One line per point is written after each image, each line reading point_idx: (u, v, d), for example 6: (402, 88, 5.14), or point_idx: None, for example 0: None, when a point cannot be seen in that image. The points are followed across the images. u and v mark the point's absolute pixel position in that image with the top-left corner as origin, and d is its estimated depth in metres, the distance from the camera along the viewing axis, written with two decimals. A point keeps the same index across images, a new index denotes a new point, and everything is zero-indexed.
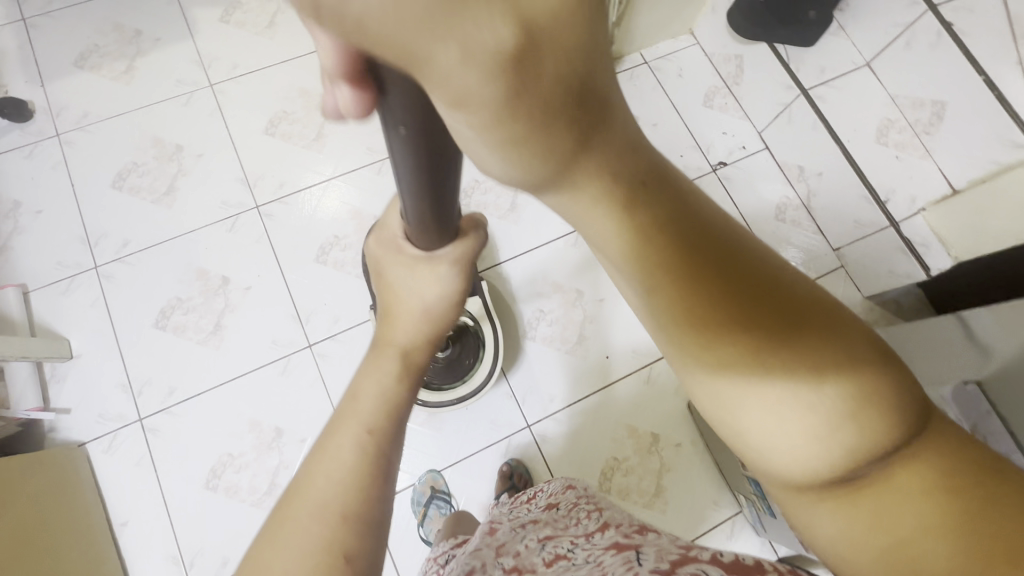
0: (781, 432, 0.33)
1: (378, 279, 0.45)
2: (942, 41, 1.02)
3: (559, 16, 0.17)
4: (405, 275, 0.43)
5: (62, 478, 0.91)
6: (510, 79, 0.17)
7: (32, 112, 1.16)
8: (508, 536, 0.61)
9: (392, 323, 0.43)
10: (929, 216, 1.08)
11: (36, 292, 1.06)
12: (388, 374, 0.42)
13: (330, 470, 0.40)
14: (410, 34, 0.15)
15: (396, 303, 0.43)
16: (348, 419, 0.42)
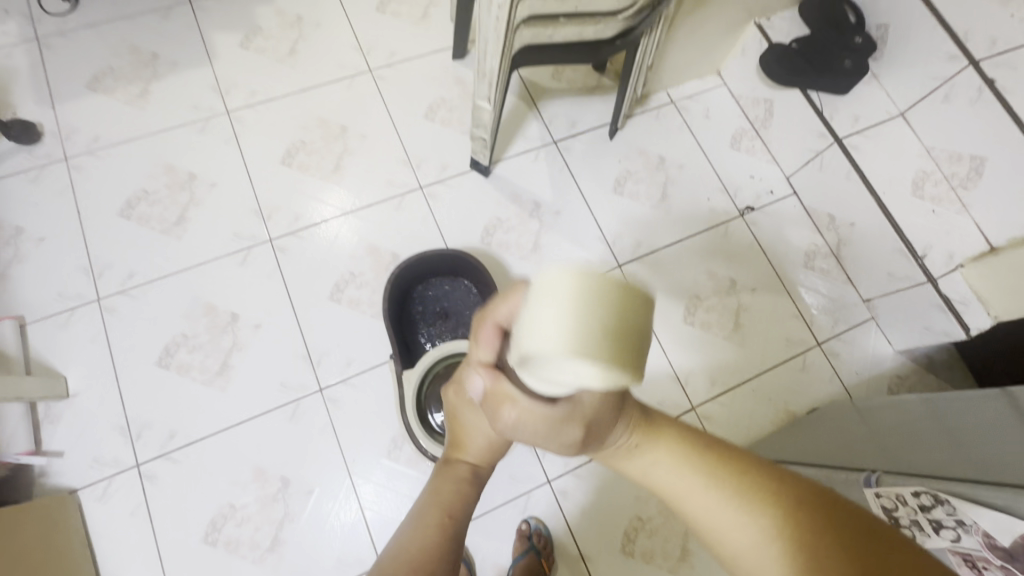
0: (760, 561, 0.43)
1: (450, 417, 0.61)
2: (982, 96, 0.93)
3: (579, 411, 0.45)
4: (474, 419, 0.57)
5: (51, 532, 0.85)
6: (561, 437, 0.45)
7: (40, 134, 1.12)
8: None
9: (463, 447, 0.59)
10: (969, 273, 0.98)
11: (34, 325, 1.01)
12: (462, 477, 0.58)
13: (413, 542, 0.51)
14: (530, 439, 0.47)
15: (470, 432, 0.58)
16: (431, 505, 0.55)
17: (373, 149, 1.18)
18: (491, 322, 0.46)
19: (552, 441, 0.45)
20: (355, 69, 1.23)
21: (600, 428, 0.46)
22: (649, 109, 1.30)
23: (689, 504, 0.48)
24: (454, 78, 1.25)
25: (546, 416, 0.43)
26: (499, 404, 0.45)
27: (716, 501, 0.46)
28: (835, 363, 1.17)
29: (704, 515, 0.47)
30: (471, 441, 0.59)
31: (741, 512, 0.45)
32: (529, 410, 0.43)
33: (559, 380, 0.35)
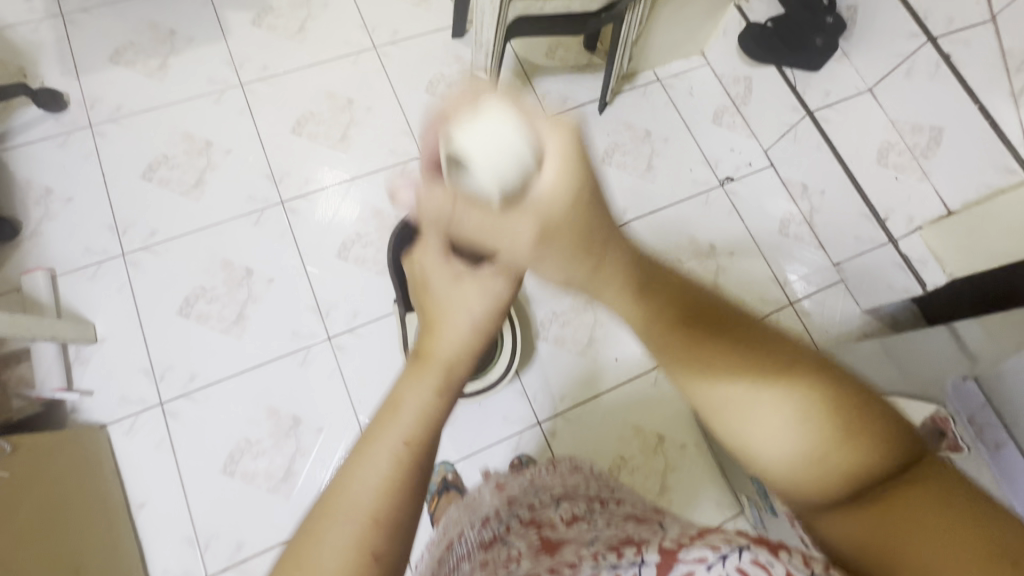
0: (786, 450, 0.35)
1: (418, 295, 0.42)
2: (940, 71, 1.01)
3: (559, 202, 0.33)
4: (449, 284, 0.39)
5: (83, 458, 0.93)
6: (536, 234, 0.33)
7: (67, 103, 1.20)
8: (516, 495, 0.72)
9: (436, 326, 0.39)
10: (927, 234, 1.09)
11: (64, 276, 1.09)
12: (429, 389, 0.37)
13: (365, 478, 0.35)
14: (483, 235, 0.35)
15: (442, 313, 0.39)
16: (388, 423, 0.36)
17: (377, 120, 1.26)
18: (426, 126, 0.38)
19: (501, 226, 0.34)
20: (360, 47, 1.31)
21: (574, 236, 0.33)
22: (636, 86, 1.39)
23: (699, 391, 0.37)
24: (453, 55, 1.33)
25: (493, 217, 0.34)
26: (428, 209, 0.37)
27: (732, 375, 0.36)
28: (805, 321, 1.26)
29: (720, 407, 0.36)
30: (449, 323, 0.39)
31: (770, 397, 0.35)
32: (470, 218, 0.35)
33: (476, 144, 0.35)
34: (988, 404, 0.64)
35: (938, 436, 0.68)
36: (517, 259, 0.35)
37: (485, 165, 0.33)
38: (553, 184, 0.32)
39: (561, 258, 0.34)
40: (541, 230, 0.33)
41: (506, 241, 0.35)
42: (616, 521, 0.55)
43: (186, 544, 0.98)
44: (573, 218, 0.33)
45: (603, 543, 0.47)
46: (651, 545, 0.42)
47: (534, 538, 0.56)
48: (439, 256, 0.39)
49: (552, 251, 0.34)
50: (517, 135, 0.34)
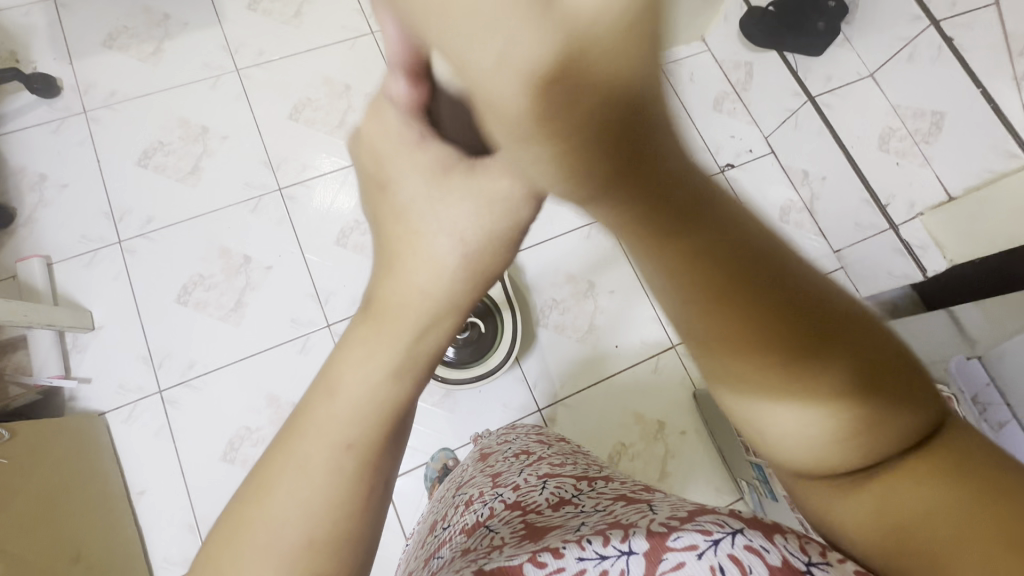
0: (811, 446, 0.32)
1: (377, 205, 0.36)
2: (942, 55, 0.98)
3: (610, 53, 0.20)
4: (429, 211, 0.33)
5: (82, 446, 0.93)
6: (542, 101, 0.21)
7: (59, 88, 1.18)
8: (502, 469, 0.65)
9: (404, 257, 0.34)
10: (928, 220, 1.09)
11: (59, 264, 1.08)
12: (380, 365, 0.33)
13: (299, 490, 0.33)
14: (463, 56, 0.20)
15: (412, 241, 0.33)
16: (314, 421, 0.34)
17: None
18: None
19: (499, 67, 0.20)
20: (357, 31, 1.29)
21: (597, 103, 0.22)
22: None
23: (734, 400, 0.33)
24: None
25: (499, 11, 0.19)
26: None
27: (753, 368, 0.31)
28: None
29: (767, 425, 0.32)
30: (409, 267, 0.33)
31: (795, 398, 0.31)
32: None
33: None
34: (992, 383, 0.64)
35: None
36: (507, 116, 0.22)
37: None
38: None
39: (561, 138, 0.23)
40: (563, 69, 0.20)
41: (487, 60, 0.20)
42: (606, 503, 0.48)
43: (187, 530, 0.98)
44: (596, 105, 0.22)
45: (590, 527, 0.41)
46: (639, 529, 0.38)
47: (518, 524, 0.49)
48: (409, 152, 0.33)
49: (562, 131, 0.22)
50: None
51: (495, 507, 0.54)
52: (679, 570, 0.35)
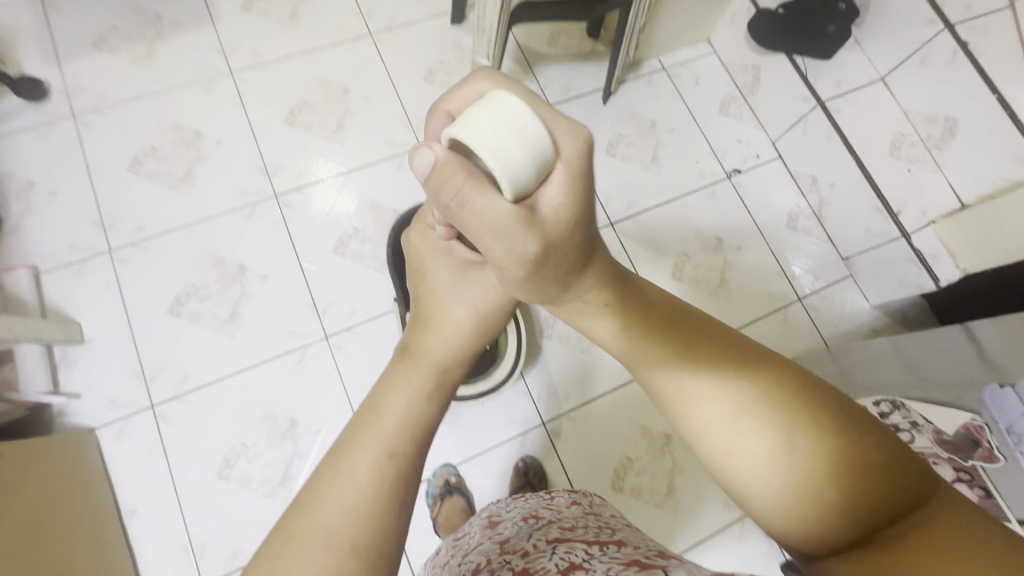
0: (746, 452, 0.39)
1: (418, 288, 0.51)
2: (956, 59, 0.96)
3: (562, 232, 0.39)
4: (449, 293, 0.48)
5: (71, 465, 0.90)
6: (531, 261, 0.40)
7: (48, 91, 1.14)
8: (509, 534, 0.53)
9: (430, 333, 0.47)
10: (940, 229, 1.06)
11: (48, 274, 1.04)
12: (418, 389, 0.43)
13: (347, 492, 0.38)
14: (483, 232, 0.38)
15: (437, 316, 0.48)
16: (369, 432, 0.40)
17: (374, 110, 1.21)
18: (443, 111, 0.43)
19: (505, 241, 0.38)
20: (355, 33, 1.26)
21: (562, 255, 0.40)
22: (641, 75, 1.34)
23: (654, 375, 0.44)
24: (452, 42, 1.28)
25: (507, 217, 0.38)
26: (441, 183, 0.37)
27: (688, 386, 0.42)
28: (814, 317, 1.23)
29: (680, 391, 0.43)
30: (441, 329, 0.47)
31: (724, 405, 0.40)
32: (481, 205, 0.37)
33: (505, 153, 0.37)
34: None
35: (970, 445, 0.56)
36: (505, 271, 0.41)
37: (500, 152, 0.37)
38: (553, 201, 0.39)
39: (541, 280, 0.42)
40: (545, 250, 0.39)
41: (500, 244, 0.39)
42: (618, 568, 0.39)
43: (180, 552, 0.94)
44: (560, 250, 0.40)
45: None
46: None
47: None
48: (440, 258, 0.50)
49: (536, 267, 0.40)
50: (540, 134, 0.38)
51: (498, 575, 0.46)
52: None
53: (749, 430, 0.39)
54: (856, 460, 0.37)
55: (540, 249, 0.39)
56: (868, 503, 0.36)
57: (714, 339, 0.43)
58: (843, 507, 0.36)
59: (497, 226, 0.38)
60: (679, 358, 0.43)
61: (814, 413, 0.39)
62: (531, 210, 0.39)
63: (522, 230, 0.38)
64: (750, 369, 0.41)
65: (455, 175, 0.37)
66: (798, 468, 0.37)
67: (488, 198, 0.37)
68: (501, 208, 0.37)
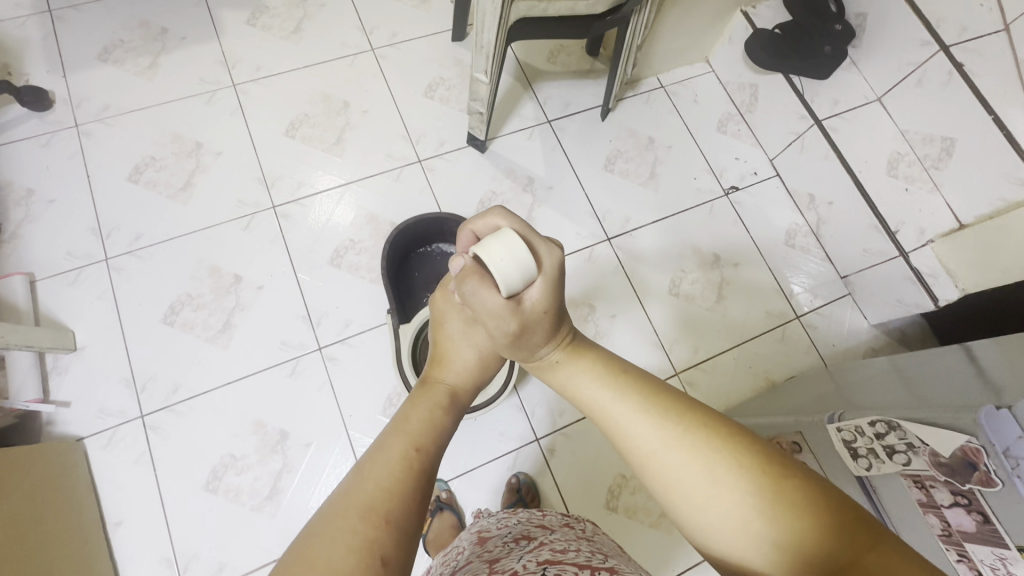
0: (705, 490, 0.41)
1: (436, 332, 0.58)
2: (952, 80, 0.97)
3: (541, 313, 0.51)
4: (456, 340, 0.56)
5: (58, 474, 0.89)
6: (518, 333, 0.51)
7: (52, 101, 1.16)
8: (499, 552, 0.50)
9: (442, 368, 0.54)
10: (939, 248, 1.05)
11: (43, 282, 1.04)
12: (433, 404, 0.48)
13: (382, 475, 0.38)
14: (488, 315, 0.51)
15: (447, 355, 0.55)
16: (399, 431, 0.43)
17: (374, 124, 1.23)
18: (469, 229, 0.54)
19: (501, 320, 0.50)
20: (357, 48, 1.28)
21: (539, 330, 0.52)
22: (639, 92, 1.36)
23: (618, 420, 0.47)
24: (453, 58, 1.30)
25: (502, 307, 0.50)
26: (464, 280, 0.50)
27: (649, 426, 0.45)
28: (812, 335, 1.22)
29: (623, 426, 0.46)
30: (451, 362, 0.55)
31: (681, 449, 0.43)
32: (482, 297, 0.50)
33: (505, 266, 0.48)
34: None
35: (966, 467, 0.53)
36: (497, 340, 0.53)
37: (500, 270, 0.48)
38: (535, 298, 0.50)
39: (525, 347, 0.53)
40: (523, 325, 0.51)
41: (497, 313, 0.50)
42: None
43: (164, 565, 0.92)
44: (539, 325, 0.51)
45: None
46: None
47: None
48: (456, 312, 0.57)
49: (521, 340, 0.52)
50: (528, 253, 0.48)
51: None
52: None
53: (707, 469, 0.41)
54: (803, 488, 0.40)
55: (521, 327, 0.51)
56: (804, 541, 0.38)
57: (669, 389, 0.48)
58: (779, 541, 0.38)
59: (498, 312, 0.50)
60: (637, 402, 0.46)
61: (761, 451, 0.42)
62: (518, 302, 0.50)
63: (511, 313, 0.50)
64: (703, 410, 0.45)
65: (471, 278, 0.50)
66: (729, 505, 0.40)
67: (491, 295, 0.49)
68: (494, 304, 0.49)
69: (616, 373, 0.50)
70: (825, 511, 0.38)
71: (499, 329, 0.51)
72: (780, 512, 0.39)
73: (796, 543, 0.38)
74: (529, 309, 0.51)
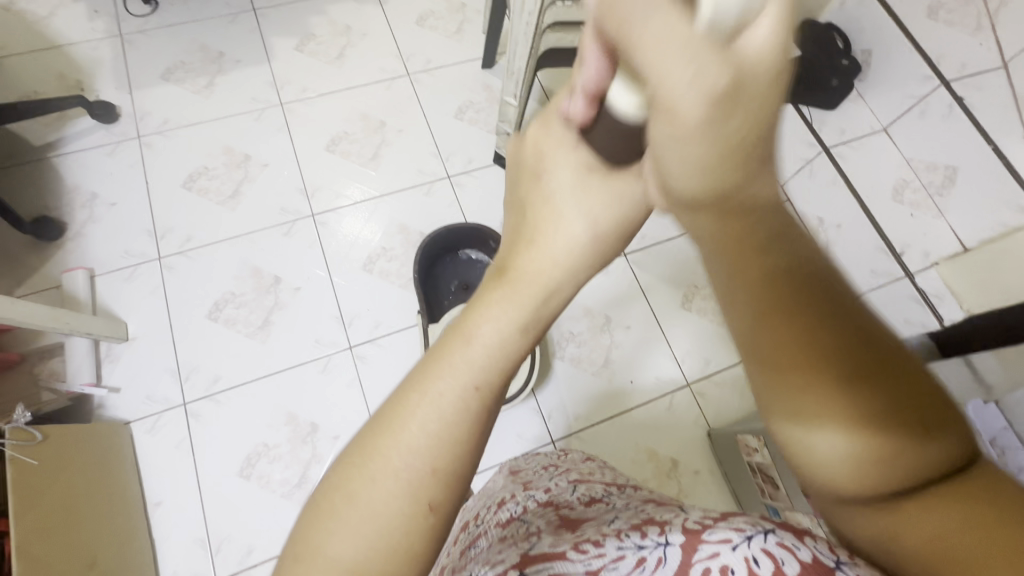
0: (837, 445, 0.32)
1: (519, 186, 0.43)
2: (953, 112, 1.04)
3: (760, 79, 0.27)
4: (557, 202, 0.40)
5: (106, 453, 0.95)
6: (713, 109, 0.27)
7: (118, 115, 1.27)
8: (531, 477, 0.63)
9: (530, 245, 0.40)
10: (943, 270, 1.10)
11: (101, 277, 1.14)
12: (511, 310, 0.38)
13: (430, 413, 0.35)
14: (672, 52, 0.26)
15: (537, 228, 0.40)
16: (456, 357, 0.37)
17: (408, 142, 1.32)
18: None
19: (694, 62, 0.26)
20: (395, 73, 1.38)
21: (736, 126, 0.28)
22: None
23: (743, 334, 0.34)
24: (483, 84, 1.40)
25: (698, 40, 0.26)
26: None
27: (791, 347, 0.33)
28: None
29: (749, 341, 0.34)
30: (546, 241, 0.39)
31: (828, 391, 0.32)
32: (662, 23, 0.26)
33: None
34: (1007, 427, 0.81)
35: None
36: (674, 119, 0.28)
37: None
38: (764, 40, 0.26)
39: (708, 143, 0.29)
40: (731, 85, 0.27)
41: (680, 69, 0.26)
42: (636, 502, 0.48)
43: (198, 545, 0.98)
44: (749, 101, 0.27)
45: (625, 522, 0.42)
46: (675, 525, 0.38)
47: (552, 518, 0.49)
48: (566, 151, 0.41)
49: (722, 117, 0.28)
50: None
51: (526, 506, 0.55)
52: (715, 558, 0.34)
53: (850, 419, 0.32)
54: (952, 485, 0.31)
55: (729, 91, 0.27)
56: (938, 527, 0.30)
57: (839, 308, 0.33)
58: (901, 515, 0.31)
59: (698, 51, 0.26)
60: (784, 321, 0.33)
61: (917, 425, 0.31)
62: (731, 41, 0.26)
63: (715, 54, 0.26)
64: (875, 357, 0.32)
65: None
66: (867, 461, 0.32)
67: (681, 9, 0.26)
68: (632, 89, 0.36)
69: (763, 260, 0.33)
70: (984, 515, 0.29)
71: (687, 112, 0.27)
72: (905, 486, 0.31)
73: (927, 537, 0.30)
74: (735, 78, 0.27)
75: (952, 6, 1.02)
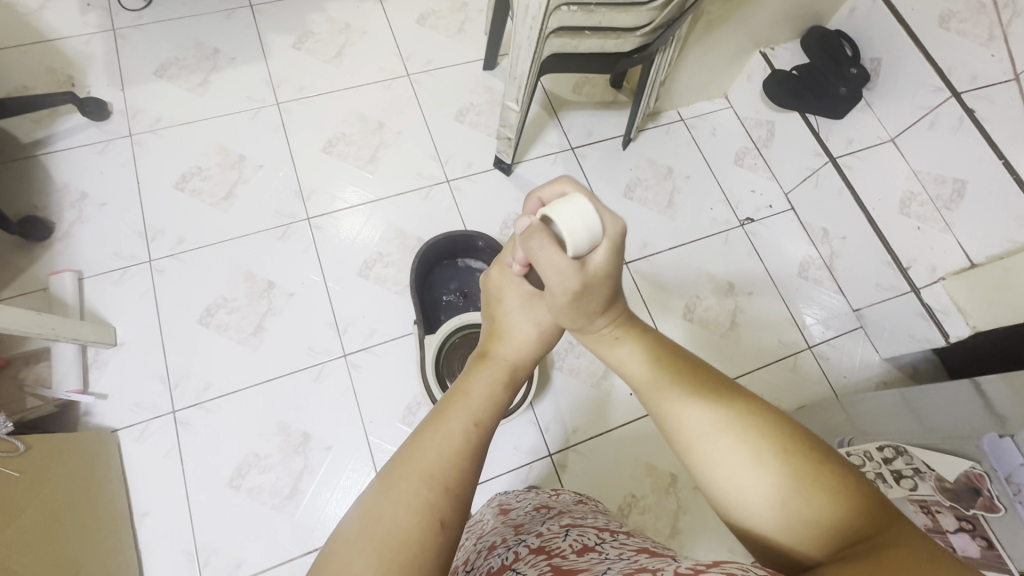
0: (747, 474, 0.41)
1: (491, 309, 0.58)
2: (963, 125, 1.02)
3: (603, 277, 0.48)
4: (511, 317, 0.55)
5: (91, 460, 0.93)
6: (580, 290, 0.48)
7: (109, 112, 1.24)
8: (524, 521, 0.61)
9: (500, 341, 0.53)
10: (950, 285, 1.06)
11: (90, 279, 1.11)
12: (495, 377, 0.49)
13: (441, 448, 0.41)
14: (551, 272, 0.48)
15: (507, 328, 0.54)
16: (457, 406, 0.44)
17: (406, 144, 1.29)
18: (535, 197, 0.53)
19: (561, 275, 0.47)
20: (394, 73, 1.35)
21: (595, 301, 0.49)
22: (660, 124, 1.41)
23: (662, 402, 0.47)
24: (484, 86, 1.37)
25: (566, 265, 0.47)
26: (530, 236, 0.48)
27: (690, 406, 0.45)
28: (824, 366, 1.24)
29: (667, 410, 0.46)
30: (511, 335, 0.54)
31: (725, 433, 0.42)
32: (548, 255, 0.47)
33: (575, 223, 0.45)
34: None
35: (971, 494, 0.66)
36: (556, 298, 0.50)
37: (571, 229, 0.45)
38: (602, 264, 0.47)
39: (578, 311, 0.50)
40: (584, 284, 0.48)
41: (556, 276, 0.47)
42: (630, 552, 0.45)
43: (185, 558, 0.96)
44: (594, 292, 0.48)
45: (618, 571, 0.40)
46: (668, 573, 0.36)
47: (543, 567, 0.46)
48: (513, 287, 0.56)
49: (579, 303, 0.49)
50: (597, 213, 0.46)
51: (515, 554, 0.52)
52: None
53: (748, 450, 0.41)
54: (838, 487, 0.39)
55: (581, 287, 0.48)
56: (830, 515, 0.38)
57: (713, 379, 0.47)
58: (815, 519, 0.38)
59: (566, 271, 0.47)
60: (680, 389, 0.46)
61: (801, 447, 0.41)
62: (583, 263, 0.47)
63: (573, 272, 0.47)
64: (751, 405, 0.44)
65: (537, 237, 0.47)
66: (747, 459, 0.41)
67: (555, 253, 0.47)
68: None
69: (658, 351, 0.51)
70: (856, 500, 0.38)
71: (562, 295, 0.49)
72: (805, 495, 0.39)
73: (824, 523, 0.38)
74: (589, 275, 0.48)
75: (965, 15, 0.99)
